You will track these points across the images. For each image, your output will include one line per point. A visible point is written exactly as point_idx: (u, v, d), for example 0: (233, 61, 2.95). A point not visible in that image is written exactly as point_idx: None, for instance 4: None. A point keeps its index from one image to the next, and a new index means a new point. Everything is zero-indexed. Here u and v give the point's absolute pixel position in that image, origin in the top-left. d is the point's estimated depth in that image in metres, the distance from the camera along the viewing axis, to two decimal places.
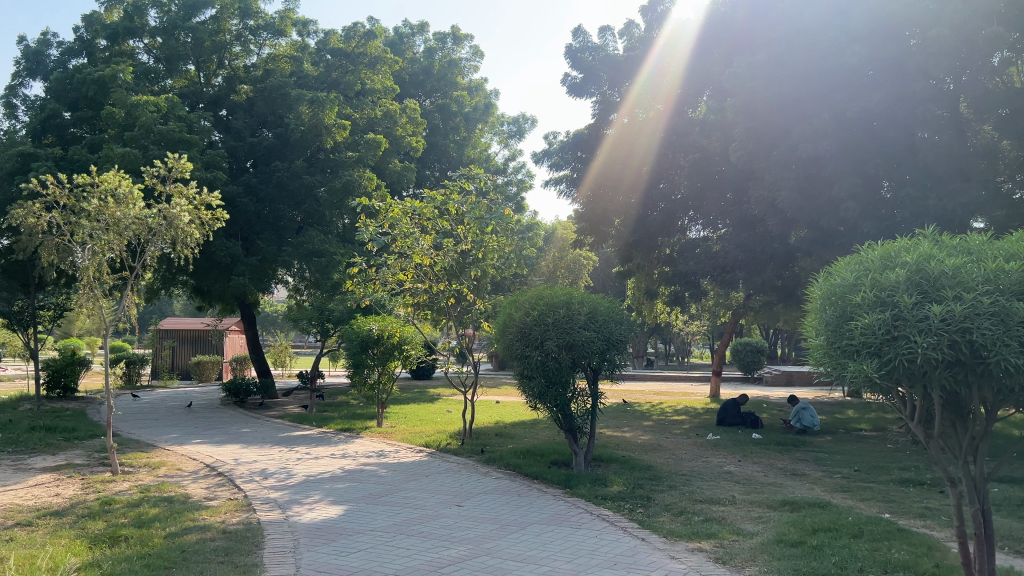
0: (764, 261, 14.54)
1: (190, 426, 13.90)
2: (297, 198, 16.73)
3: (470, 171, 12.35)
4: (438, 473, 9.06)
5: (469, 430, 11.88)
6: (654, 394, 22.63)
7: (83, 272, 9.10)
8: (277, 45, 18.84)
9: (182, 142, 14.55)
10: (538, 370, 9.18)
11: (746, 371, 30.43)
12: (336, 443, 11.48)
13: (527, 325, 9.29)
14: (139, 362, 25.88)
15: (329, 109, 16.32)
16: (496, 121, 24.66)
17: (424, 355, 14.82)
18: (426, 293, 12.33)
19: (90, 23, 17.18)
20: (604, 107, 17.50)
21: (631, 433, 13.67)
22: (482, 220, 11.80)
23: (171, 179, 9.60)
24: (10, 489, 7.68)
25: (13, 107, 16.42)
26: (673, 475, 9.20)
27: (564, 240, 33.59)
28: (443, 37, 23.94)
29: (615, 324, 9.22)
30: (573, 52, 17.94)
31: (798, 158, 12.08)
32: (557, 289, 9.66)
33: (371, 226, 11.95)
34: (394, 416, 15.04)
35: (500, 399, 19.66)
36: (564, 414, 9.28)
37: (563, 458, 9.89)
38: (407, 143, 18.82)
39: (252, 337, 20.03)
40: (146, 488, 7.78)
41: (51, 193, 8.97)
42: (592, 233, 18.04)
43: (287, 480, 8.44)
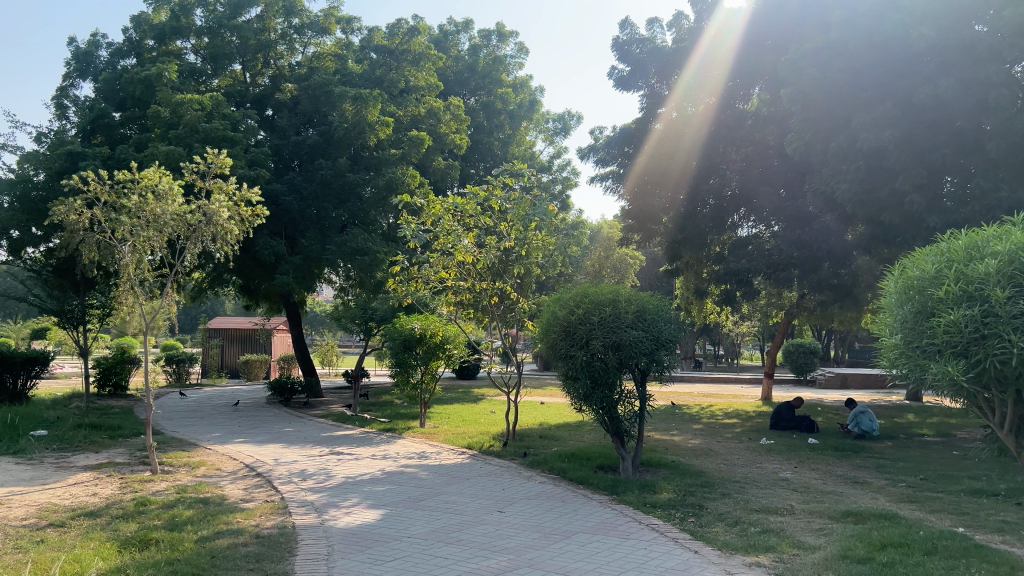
0: (820, 258, 13.97)
1: (234, 425, 13.85)
2: (340, 195, 16.48)
3: (514, 166, 12.03)
4: (480, 476, 8.77)
5: (513, 432, 11.57)
6: (702, 396, 22.09)
7: (124, 269, 9.07)
8: (322, 43, 18.84)
9: (226, 140, 14.56)
10: (584, 371, 8.85)
11: (798, 374, 29.57)
12: (377, 444, 11.27)
13: (572, 323, 8.97)
14: (187, 361, 26.30)
15: (372, 106, 16.18)
16: (542, 118, 24.38)
17: (468, 355, 14.58)
18: (469, 292, 12.08)
19: (139, 23, 17.34)
20: (652, 101, 17.09)
21: (681, 437, 13.21)
22: (526, 216, 11.46)
23: (211, 175, 9.54)
24: (49, 488, 7.60)
25: (64, 107, 16.67)
26: (726, 481, 8.77)
27: (611, 239, 33.13)
28: (487, 34, 23.67)
29: (664, 323, 8.82)
30: (620, 44, 17.54)
31: (859, 148, 11.43)
32: (603, 287, 9.32)
33: (413, 223, 11.70)
34: (438, 417, 14.83)
35: (544, 399, 19.68)
36: (611, 416, 8.95)
37: (610, 463, 9.53)
38: (451, 141, 18.60)
39: (297, 337, 20.02)
40: (183, 489, 7.65)
41: (92, 190, 8.96)
42: (639, 230, 17.67)
43: (325, 482, 8.23)
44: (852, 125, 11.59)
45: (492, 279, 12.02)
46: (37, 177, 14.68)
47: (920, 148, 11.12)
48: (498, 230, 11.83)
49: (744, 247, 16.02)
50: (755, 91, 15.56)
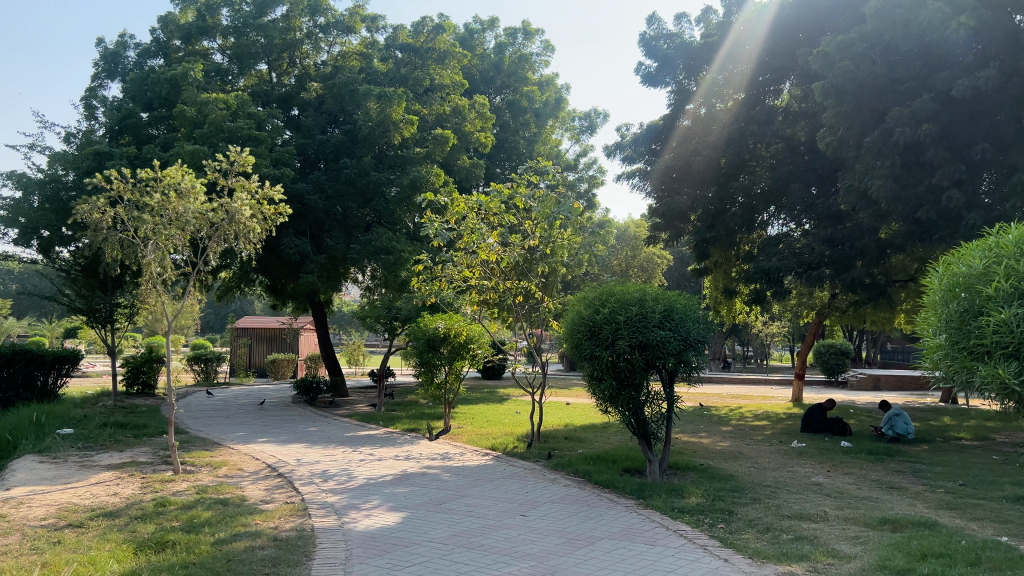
0: (853, 257, 13.62)
1: (258, 424, 13.85)
2: (365, 194, 16.41)
3: (539, 164, 11.86)
4: (503, 479, 8.60)
5: (538, 433, 11.39)
6: (730, 397, 21.74)
7: (146, 268, 9.04)
8: (347, 42, 18.81)
9: (251, 140, 14.56)
10: (609, 372, 8.67)
11: (829, 375, 29.06)
12: (400, 445, 11.16)
13: (597, 323, 8.78)
14: (215, 360, 26.45)
15: (397, 105, 16.02)
16: (567, 116, 24.17)
17: (492, 355, 14.41)
18: (494, 291, 11.93)
19: (166, 23, 17.42)
20: (679, 98, 16.86)
21: (709, 439, 12.95)
22: (551, 214, 11.23)
23: (233, 173, 9.47)
24: (70, 487, 7.56)
25: (92, 108, 16.80)
26: (757, 486, 8.51)
27: (637, 238, 32.83)
28: (513, 32, 23.53)
29: (692, 323, 8.60)
30: (647, 41, 17.29)
31: (894, 143, 11.05)
32: (630, 286, 9.12)
33: (436, 221, 11.52)
34: (462, 417, 14.68)
35: (570, 399, 19.55)
36: (638, 418, 8.76)
37: (637, 465, 9.35)
38: (476, 139, 18.45)
39: (323, 336, 20.00)
40: (204, 489, 7.57)
41: (115, 188, 8.94)
42: (668, 230, 17.26)
43: (346, 483, 8.12)
44: (888, 119, 11.20)
45: (516, 278, 11.92)
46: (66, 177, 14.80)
47: (957, 143, 11.03)
48: (522, 228, 11.69)
49: (774, 245, 15.70)
50: (786, 87, 15.29)
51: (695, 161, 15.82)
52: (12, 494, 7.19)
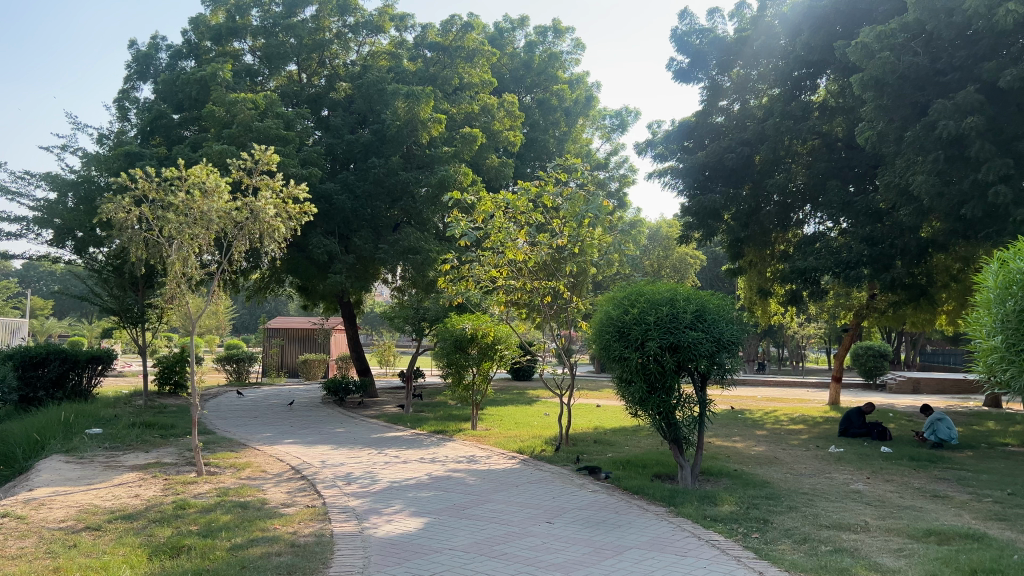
0: (893, 256, 13.18)
1: (286, 424, 13.79)
2: (393, 194, 16.32)
3: (568, 161, 11.62)
4: (529, 483, 8.37)
5: (566, 436, 11.16)
6: (766, 400, 21.26)
7: (171, 267, 8.98)
8: (376, 43, 18.76)
9: (280, 139, 14.53)
10: (639, 374, 8.43)
11: (867, 378, 28.38)
12: (426, 447, 10.99)
13: (626, 323, 8.52)
14: (247, 360, 26.59)
15: (424, 103, 15.84)
16: (598, 115, 23.88)
17: (521, 356, 14.19)
18: (522, 291, 11.72)
19: (196, 25, 17.49)
20: (712, 95, 16.60)
21: (743, 443, 12.60)
22: (578, 212, 10.98)
23: (258, 171, 9.38)
24: (92, 488, 7.50)
25: (125, 109, 16.91)
26: (793, 493, 8.20)
27: (669, 238, 32.43)
28: (543, 31, 23.33)
29: (725, 324, 8.32)
30: (679, 37, 16.98)
31: (938, 137, 10.63)
32: (661, 286, 8.88)
33: (462, 220, 11.31)
34: (490, 419, 14.49)
35: (600, 402, 19.32)
36: (669, 422, 8.49)
37: (667, 471, 9.08)
38: (505, 138, 18.24)
39: (353, 336, 19.94)
40: (225, 492, 7.46)
41: (140, 186, 8.90)
42: (701, 229, 16.69)
43: (369, 486, 7.96)
44: (930, 112, 10.79)
45: (544, 278, 11.73)
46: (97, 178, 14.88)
47: (1004, 137, 10.57)
48: (550, 227, 11.48)
49: (810, 245, 15.31)
50: (823, 82, 14.93)
51: (729, 157, 15.46)
52: (34, 495, 7.13)
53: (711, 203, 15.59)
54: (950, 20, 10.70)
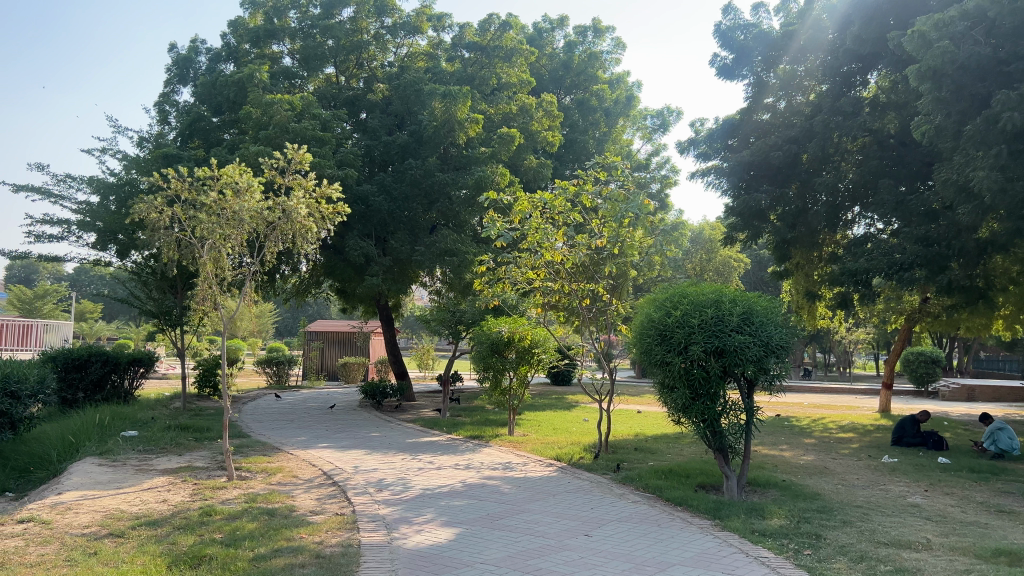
0: (950, 257, 12.56)
1: (322, 428, 13.66)
2: (429, 196, 16.12)
3: (607, 159, 11.30)
4: (567, 493, 8.03)
5: (606, 443, 10.79)
6: (814, 407, 20.59)
7: (203, 268, 8.85)
8: (414, 44, 18.61)
9: (316, 140, 14.43)
10: (683, 380, 8.03)
11: (918, 385, 27.45)
12: (461, 453, 10.71)
13: (669, 326, 8.16)
14: (286, 363, 26.63)
15: (462, 103, 15.57)
16: (638, 115, 23.43)
17: (559, 360, 13.84)
18: (559, 293, 11.41)
19: (235, 27, 17.53)
20: (759, 91, 16.09)
21: (791, 452, 12.09)
22: (618, 212, 10.64)
23: (291, 171, 9.22)
24: (121, 493, 7.38)
25: (165, 113, 17.02)
26: (847, 507, 7.74)
27: (711, 241, 31.81)
28: (583, 30, 22.98)
29: (774, 327, 7.92)
30: (723, 32, 16.51)
31: (1001, 130, 10.06)
32: (705, 287, 8.51)
33: (498, 221, 11.02)
34: (528, 425, 14.17)
35: (641, 408, 18.83)
36: (714, 430, 8.06)
37: (712, 481, 8.68)
38: (543, 138, 17.93)
39: (390, 340, 19.78)
40: (253, 498, 7.27)
41: (172, 186, 8.78)
42: (746, 229, 16.11)
43: (401, 494, 7.70)
44: (992, 104, 10.24)
45: (583, 281, 11.40)
46: (136, 180, 14.93)
47: None
48: (589, 226, 11.16)
49: (860, 246, 14.72)
50: (874, 77, 14.41)
51: (775, 156, 14.95)
52: (62, 499, 7.02)
53: (756, 203, 15.11)
54: (1014, 7, 10.10)
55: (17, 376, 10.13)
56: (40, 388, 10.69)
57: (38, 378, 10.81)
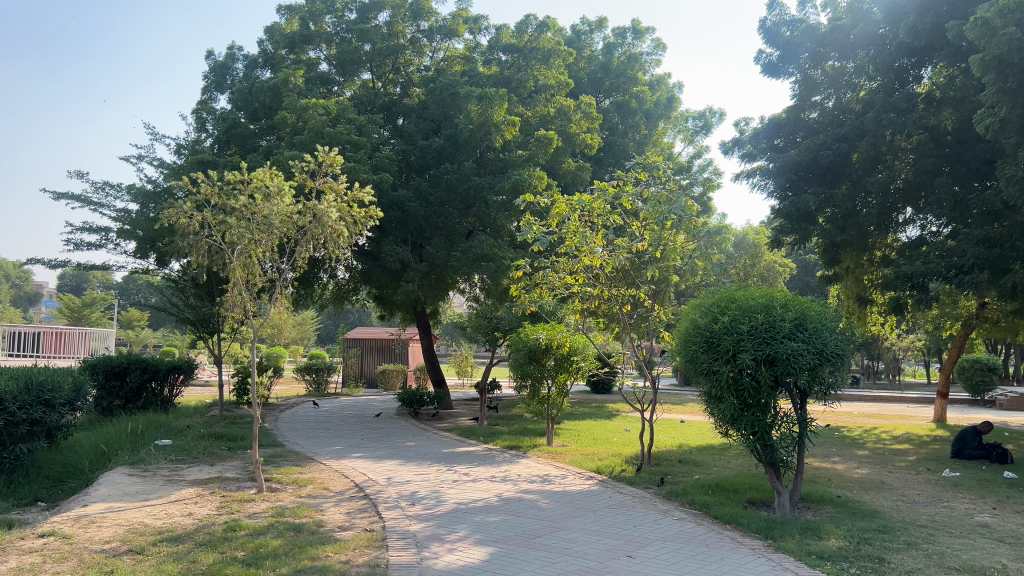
0: (1014, 259, 11.86)
1: (357, 437, 13.42)
2: (466, 200, 15.81)
3: (647, 158, 10.90)
4: (608, 508, 7.62)
5: (649, 455, 10.34)
6: (865, 417, 19.80)
7: (232, 274, 8.65)
8: (450, 47, 18.39)
9: (352, 145, 14.23)
10: (731, 390, 7.59)
11: (974, 393, 26.41)
12: (498, 464, 10.36)
13: (715, 333, 7.75)
14: (325, 369, 26.55)
15: (499, 105, 15.29)
16: (679, 117, 22.87)
17: (599, 368, 13.38)
18: (599, 299, 11.02)
19: (272, 34, 17.48)
20: (806, 89, 15.53)
21: (844, 465, 11.50)
22: (660, 213, 10.21)
23: (322, 174, 8.97)
24: (148, 505, 7.17)
25: (202, 120, 17.04)
26: (910, 527, 7.21)
27: (756, 246, 31.11)
28: (622, 32, 22.57)
29: (829, 335, 7.45)
30: (768, 28, 15.97)
31: None
32: (753, 292, 8.07)
33: (535, 224, 10.65)
34: (566, 435, 13.76)
35: (684, 417, 18.26)
36: (764, 444, 7.58)
37: (763, 496, 8.22)
38: (582, 141, 17.51)
39: (427, 347, 19.50)
40: (281, 512, 7.00)
41: (202, 191, 8.60)
42: (794, 232, 15.59)
43: (434, 508, 7.37)
44: None
45: (624, 286, 11.01)
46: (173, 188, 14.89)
47: None
48: (630, 229, 10.77)
49: (915, 250, 14.05)
50: (929, 72, 13.80)
51: (824, 155, 14.38)
52: (86, 512, 6.83)
53: (804, 204, 14.53)
54: None
55: (51, 384, 10.07)
56: (76, 397, 10.63)
57: (75, 386, 10.75)
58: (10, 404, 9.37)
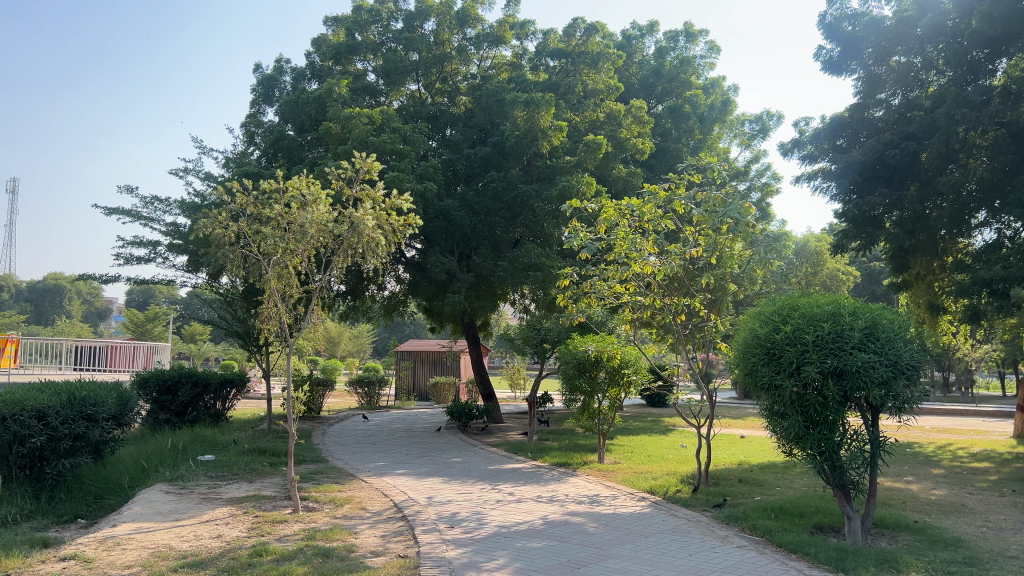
0: None
1: (402, 453, 13.07)
2: (513, 209, 15.46)
3: (702, 159, 10.35)
4: (661, 533, 7.08)
5: (706, 474, 9.73)
6: (938, 432, 18.64)
7: (267, 285, 8.38)
8: (497, 55, 18.05)
9: (396, 154, 14.00)
10: (795, 406, 7.01)
11: None
12: (545, 483, 9.86)
13: (777, 344, 7.19)
14: (377, 383, 26.41)
15: (546, 111, 14.89)
16: (735, 121, 22.13)
17: (653, 381, 12.79)
18: (650, 308, 10.49)
19: (319, 46, 17.41)
20: (869, 87, 14.74)
21: (919, 485, 10.67)
22: (715, 217, 9.62)
23: (359, 181, 8.64)
24: (177, 526, 6.90)
25: (251, 134, 17.07)
26: (1000, 558, 6.49)
27: (818, 253, 30.00)
28: (674, 35, 21.97)
29: (904, 345, 6.80)
30: (829, 24, 15.24)
31: None
32: (819, 298, 7.47)
33: (582, 231, 10.20)
34: (619, 451, 13.20)
35: (744, 432, 17.45)
36: (832, 464, 6.94)
37: (831, 521, 7.58)
38: (633, 146, 16.88)
39: (477, 359, 19.12)
40: (313, 534, 6.65)
41: (237, 201, 8.36)
42: (858, 236, 14.94)
43: (473, 532, 6.92)
44: None
45: (678, 295, 10.48)
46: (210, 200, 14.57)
47: None
48: (682, 235, 10.24)
49: (992, 253, 13.13)
50: (1005, 64, 13.19)
51: (891, 155, 13.60)
52: (113, 533, 6.59)
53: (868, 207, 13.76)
54: None
55: (94, 399, 10.03)
56: (120, 412, 10.57)
57: (120, 401, 10.72)
58: (52, 419, 9.38)
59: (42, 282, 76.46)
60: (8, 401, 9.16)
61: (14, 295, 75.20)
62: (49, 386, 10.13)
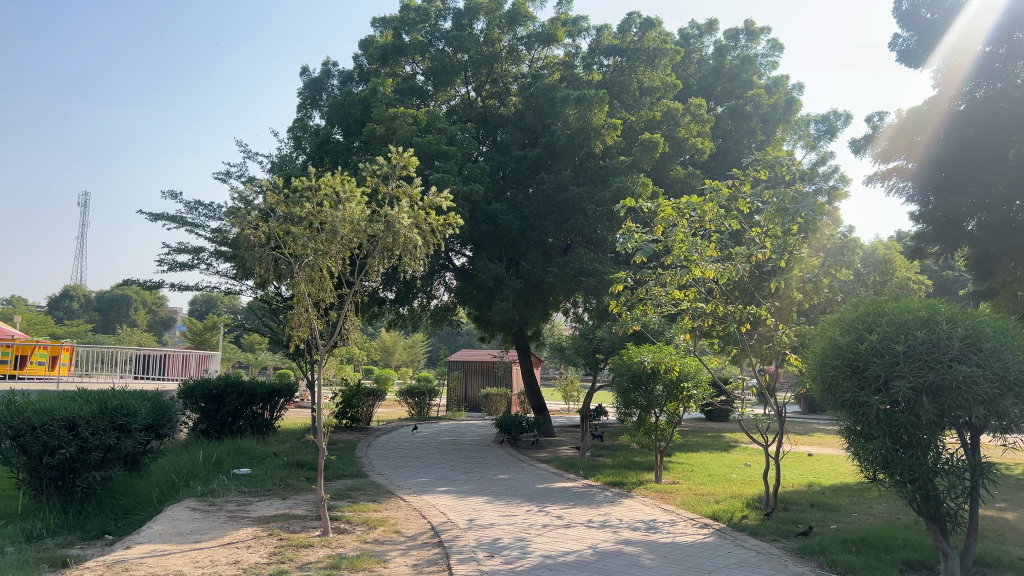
0: None
1: (446, 468, 12.44)
2: (565, 212, 14.76)
3: (768, 155, 9.53)
4: (728, 569, 6.25)
5: (775, 499, 8.80)
6: None
7: (298, 290, 7.83)
8: (549, 54, 17.38)
9: (442, 156, 13.47)
10: (882, 427, 6.12)
11: None
12: (596, 504, 9.10)
13: (861, 355, 6.34)
14: (428, 394, 25.87)
15: (599, 109, 14.10)
16: (803, 120, 21.03)
17: (713, 395, 11.88)
18: (713, 316, 9.65)
19: (366, 48, 17.01)
20: (951, 77, 13.58)
21: (1014, 514, 9.54)
22: (785, 215, 8.73)
23: (395, 177, 8.04)
24: (195, 549, 6.38)
25: (299, 139, 16.77)
26: None
27: (889, 261, 28.35)
28: (734, 33, 20.96)
29: (1013, 355, 5.89)
30: (904, 12, 14.54)
31: None
32: (908, 304, 6.59)
33: (636, 232, 9.40)
34: (678, 470, 12.33)
35: (813, 450, 16.35)
36: (927, 493, 6.03)
37: (922, 557, 6.66)
38: (692, 146, 16.04)
39: (528, 371, 18.39)
40: (337, 562, 6.02)
41: (267, 201, 7.86)
42: (940, 241, 13.93)
43: (515, 563, 6.22)
44: None
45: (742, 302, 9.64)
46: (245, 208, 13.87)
47: None
48: (748, 236, 9.41)
49: None
50: None
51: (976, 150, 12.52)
52: (124, 557, 6.08)
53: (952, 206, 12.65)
54: None
55: (127, 409, 9.63)
56: (155, 421, 10.15)
57: (156, 410, 10.32)
58: (83, 429, 9.00)
59: (111, 292, 78.64)
60: (38, 410, 8.82)
61: (84, 304, 77.78)
62: (83, 395, 9.78)
